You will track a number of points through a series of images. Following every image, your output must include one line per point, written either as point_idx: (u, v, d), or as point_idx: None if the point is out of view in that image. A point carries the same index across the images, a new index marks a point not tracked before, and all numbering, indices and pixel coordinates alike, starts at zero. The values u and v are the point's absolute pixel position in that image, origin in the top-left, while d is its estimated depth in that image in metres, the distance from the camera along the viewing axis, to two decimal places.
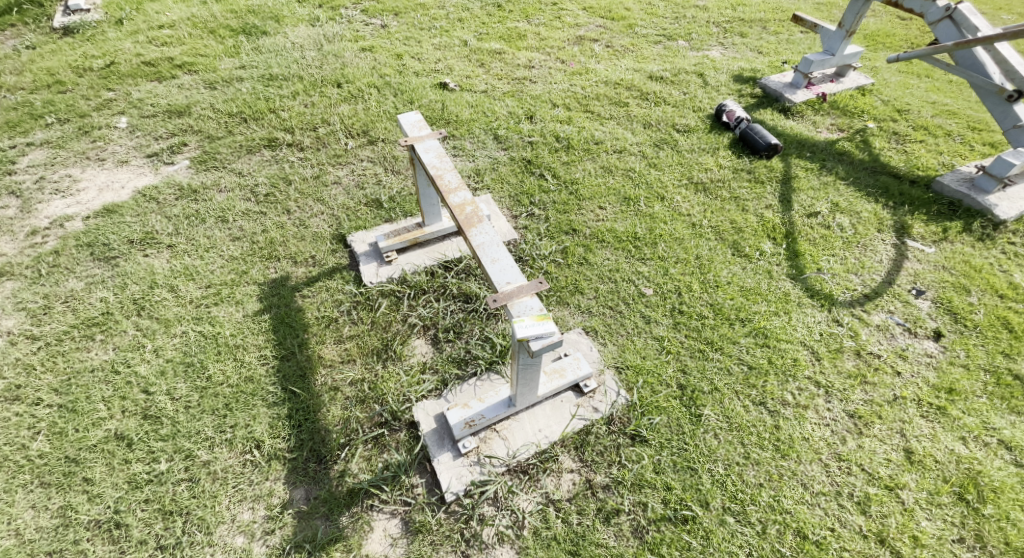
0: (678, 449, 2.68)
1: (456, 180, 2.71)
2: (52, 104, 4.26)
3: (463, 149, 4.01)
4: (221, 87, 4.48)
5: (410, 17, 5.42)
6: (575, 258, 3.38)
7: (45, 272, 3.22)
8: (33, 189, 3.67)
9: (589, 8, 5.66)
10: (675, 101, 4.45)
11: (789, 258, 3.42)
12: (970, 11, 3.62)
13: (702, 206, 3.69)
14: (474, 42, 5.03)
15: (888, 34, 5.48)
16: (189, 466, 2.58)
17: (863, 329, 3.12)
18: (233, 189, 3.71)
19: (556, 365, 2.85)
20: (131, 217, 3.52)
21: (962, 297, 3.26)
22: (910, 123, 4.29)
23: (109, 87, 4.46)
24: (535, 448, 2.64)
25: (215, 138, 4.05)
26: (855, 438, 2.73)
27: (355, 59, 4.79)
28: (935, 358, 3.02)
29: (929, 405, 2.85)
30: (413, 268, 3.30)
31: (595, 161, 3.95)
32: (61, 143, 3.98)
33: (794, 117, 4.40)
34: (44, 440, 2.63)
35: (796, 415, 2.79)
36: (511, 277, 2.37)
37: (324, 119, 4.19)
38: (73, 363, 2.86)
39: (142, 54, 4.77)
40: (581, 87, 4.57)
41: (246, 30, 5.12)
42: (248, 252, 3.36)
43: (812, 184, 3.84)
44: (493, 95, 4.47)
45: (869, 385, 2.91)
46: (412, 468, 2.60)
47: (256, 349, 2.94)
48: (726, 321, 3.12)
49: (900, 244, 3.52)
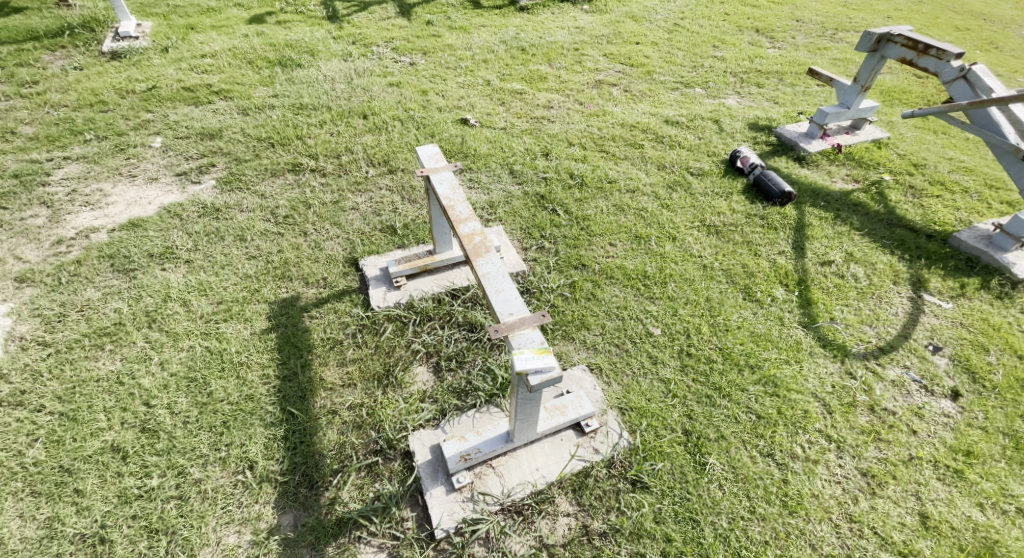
0: (680, 499, 2.61)
1: (467, 211, 2.76)
2: (93, 122, 4.48)
3: (479, 182, 4.10)
4: (253, 113, 4.67)
5: (437, 56, 5.63)
6: (583, 293, 3.38)
7: (64, 280, 3.32)
8: (64, 201, 3.82)
9: (609, 54, 5.82)
10: (690, 145, 4.51)
11: (801, 306, 3.38)
12: (984, 72, 3.65)
13: (713, 249, 3.69)
14: (497, 82, 5.20)
15: (905, 91, 5.54)
16: (180, 483, 2.58)
17: (876, 383, 3.05)
18: (254, 210, 3.82)
19: (558, 401, 2.82)
20: (153, 231, 3.63)
21: (981, 356, 3.17)
22: (927, 178, 4.27)
23: (148, 109, 4.68)
24: (532, 488, 2.59)
25: (243, 160, 4.20)
26: (867, 498, 2.64)
27: (382, 93, 4.97)
28: (952, 418, 2.92)
29: (946, 467, 2.74)
30: (421, 294, 3.34)
31: (608, 200, 4.00)
32: (97, 159, 4.16)
33: (808, 166, 4.42)
34: (41, 448, 2.66)
35: (805, 469, 2.71)
36: (514, 309, 2.39)
37: (347, 147, 4.33)
38: (80, 372, 2.92)
39: (183, 80, 5.02)
40: (597, 128, 4.67)
41: (282, 62, 5.36)
42: (262, 270, 3.43)
43: (825, 232, 3.83)
44: (512, 132, 4.59)
45: (882, 442, 2.82)
46: (404, 501, 2.57)
47: (260, 367, 2.97)
48: (735, 366, 3.07)
49: (916, 297, 3.47)
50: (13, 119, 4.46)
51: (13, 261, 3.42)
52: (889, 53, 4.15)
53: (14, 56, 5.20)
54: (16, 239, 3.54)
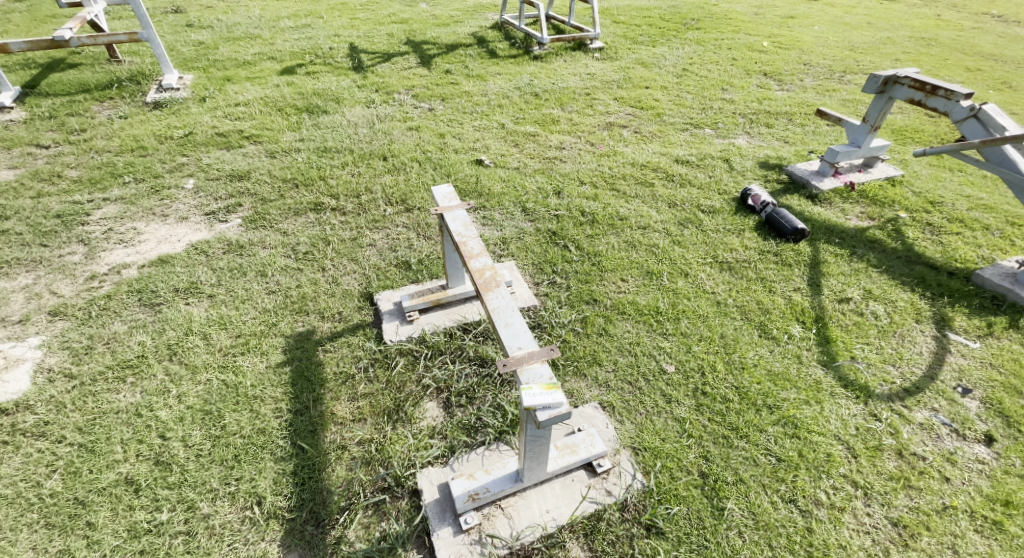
0: (697, 546, 2.51)
1: (479, 246, 2.79)
2: (133, 165, 4.75)
3: (492, 219, 4.18)
4: (280, 156, 4.90)
5: (455, 102, 5.86)
6: (595, 328, 3.37)
7: (94, 314, 3.45)
8: (100, 239, 4.01)
9: (620, 98, 5.97)
10: (701, 183, 4.55)
11: (820, 343, 3.31)
12: (995, 111, 3.65)
13: (727, 285, 3.66)
14: (511, 125, 5.37)
15: (918, 129, 5.53)
16: (188, 518, 2.59)
17: (904, 427, 2.92)
18: (276, 246, 3.96)
19: (569, 440, 2.76)
20: (180, 267, 3.77)
21: (1014, 399, 3.04)
22: (946, 216, 4.22)
23: (184, 153, 4.94)
24: (542, 531, 2.52)
25: (268, 200, 4.38)
26: (900, 550, 2.50)
27: (402, 137, 5.18)
28: (988, 465, 2.78)
29: (983, 518, 2.60)
30: (432, 328, 3.38)
31: (619, 236, 4.03)
32: (133, 200, 4.38)
33: (822, 203, 4.40)
34: (58, 479, 2.71)
35: (831, 518, 2.59)
36: (522, 343, 2.38)
37: (367, 188, 4.49)
38: (101, 404, 2.99)
39: (217, 127, 5.30)
40: (608, 167, 4.75)
41: (309, 109, 5.65)
42: (280, 305, 3.52)
43: (842, 269, 3.78)
44: (524, 171, 4.71)
45: (913, 489, 2.69)
46: (410, 541, 2.52)
47: (273, 401, 3.01)
48: (752, 406, 2.98)
49: (941, 336, 3.36)
50: (60, 163, 4.75)
51: (49, 296, 3.57)
52: (896, 94, 4.18)
53: (65, 107, 5.59)
54: (53, 275, 3.71)
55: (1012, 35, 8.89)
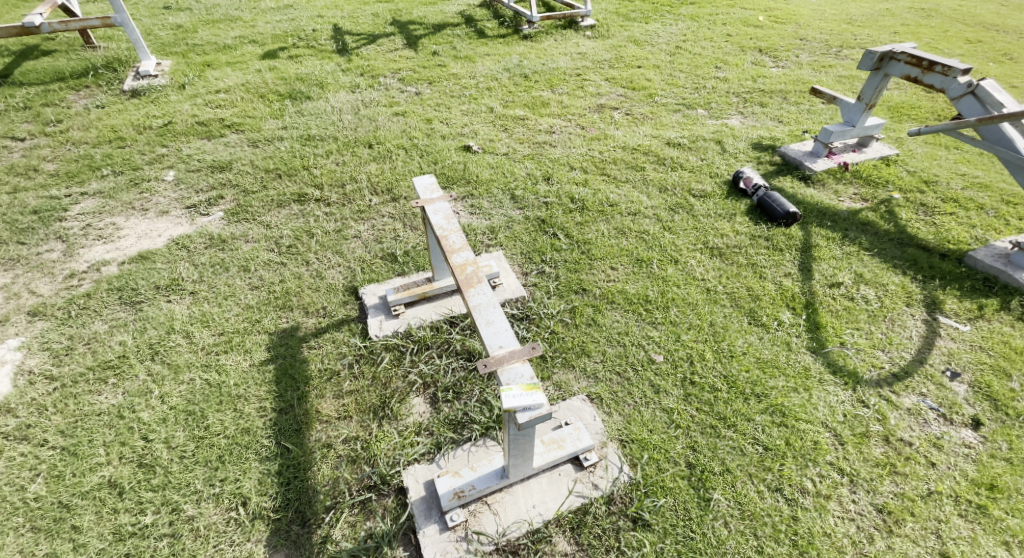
0: (683, 538, 2.51)
1: (461, 240, 2.73)
2: (111, 157, 4.63)
3: (480, 207, 4.11)
4: (263, 145, 4.79)
5: (442, 85, 5.72)
6: (584, 318, 3.34)
7: (74, 313, 3.39)
8: (79, 235, 3.93)
9: (611, 78, 5.85)
10: (692, 167, 4.48)
11: (810, 330, 3.28)
12: (993, 88, 3.57)
13: (717, 271, 3.62)
14: (500, 109, 5.25)
15: (913, 106, 5.45)
16: (173, 520, 2.58)
17: (891, 412, 2.91)
18: (259, 240, 3.88)
19: (556, 434, 2.75)
20: (161, 264, 3.70)
21: (1002, 382, 3.02)
22: (938, 196, 4.17)
23: (164, 143, 4.82)
24: (527, 527, 2.52)
25: (251, 192, 4.29)
26: (884, 537, 2.51)
27: (388, 123, 5.06)
28: (974, 450, 2.78)
29: (968, 503, 2.60)
30: (419, 322, 3.34)
31: (609, 223, 3.97)
32: (112, 193, 4.29)
33: (813, 185, 4.34)
34: (42, 483, 2.69)
35: (816, 506, 2.59)
36: (504, 341, 2.34)
37: (352, 177, 4.40)
38: (82, 406, 2.95)
39: (198, 115, 5.17)
40: (599, 152, 4.67)
41: (293, 95, 5.51)
42: (264, 301, 3.46)
43: (833, 253, 3.74)
44: (513, 157, 4.62)
45: (899, 476, 2.69)
46: (397, 539, 2.52)
47: (257, 400, 2.97)
48: (740, 395, 2.97)
49: (931, 319, 3.34)
50: (36, 156, 4.63)
51: (27, 295, 3.51)
52: (892, 71, 4.09)
53: (40, 96, 5.44)
54: (31, 273, 3.64)
55: (1013, 4, 8.71)
